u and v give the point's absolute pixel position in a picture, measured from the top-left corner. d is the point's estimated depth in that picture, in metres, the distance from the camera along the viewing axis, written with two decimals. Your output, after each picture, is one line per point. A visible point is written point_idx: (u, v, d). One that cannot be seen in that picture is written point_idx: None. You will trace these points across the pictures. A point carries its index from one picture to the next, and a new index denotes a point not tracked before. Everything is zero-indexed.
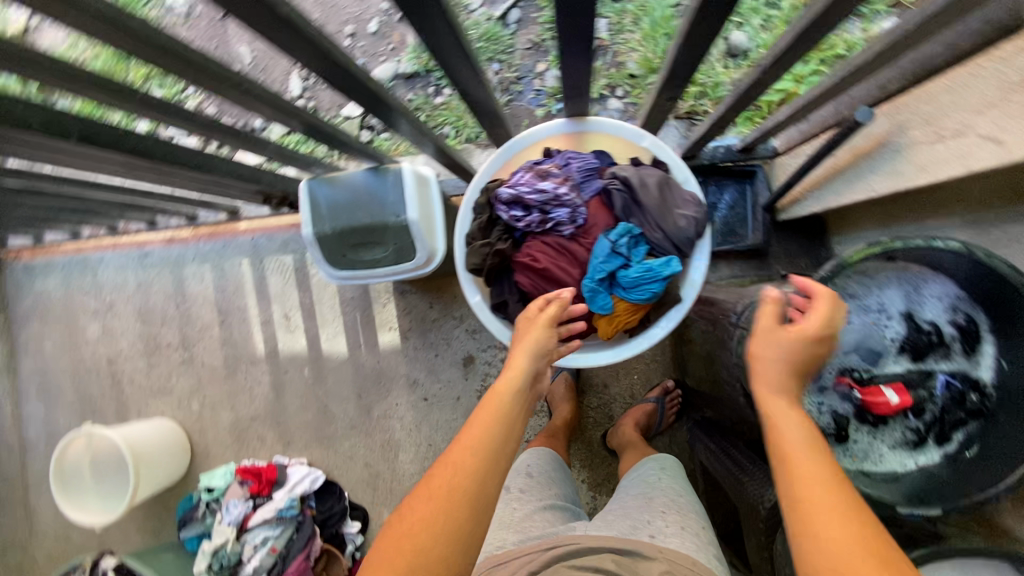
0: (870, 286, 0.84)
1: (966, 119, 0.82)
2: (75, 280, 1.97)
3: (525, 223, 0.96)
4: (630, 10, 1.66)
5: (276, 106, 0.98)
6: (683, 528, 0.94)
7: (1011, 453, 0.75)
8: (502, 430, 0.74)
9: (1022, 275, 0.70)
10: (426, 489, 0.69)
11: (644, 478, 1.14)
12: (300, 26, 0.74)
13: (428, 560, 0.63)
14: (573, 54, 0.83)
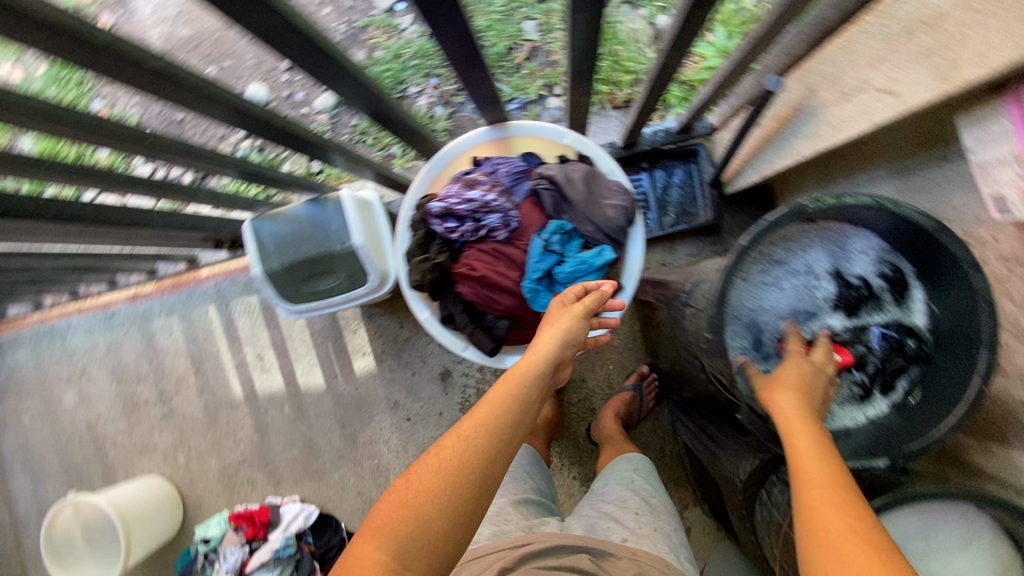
0: (798, 250, 0.85)
1: (863, 75, 0.83)
2: (45, 350, 1.95)
3: (459, 233, 0.96)
4: (555, 9, 1.68)
5: (199, 155, 1.04)
6: (654, 529, 1.00)
7: (950, 393, 0.75)
8: (516, 413, 0.73)
9: (933, 219, 0.71)
10: (431, 459, 0.67)
11: (621, 479, 1.18)
12: (183, 78, 0.78)
13: (425, 533, 0.62)
14: (470, 71, 0.87)
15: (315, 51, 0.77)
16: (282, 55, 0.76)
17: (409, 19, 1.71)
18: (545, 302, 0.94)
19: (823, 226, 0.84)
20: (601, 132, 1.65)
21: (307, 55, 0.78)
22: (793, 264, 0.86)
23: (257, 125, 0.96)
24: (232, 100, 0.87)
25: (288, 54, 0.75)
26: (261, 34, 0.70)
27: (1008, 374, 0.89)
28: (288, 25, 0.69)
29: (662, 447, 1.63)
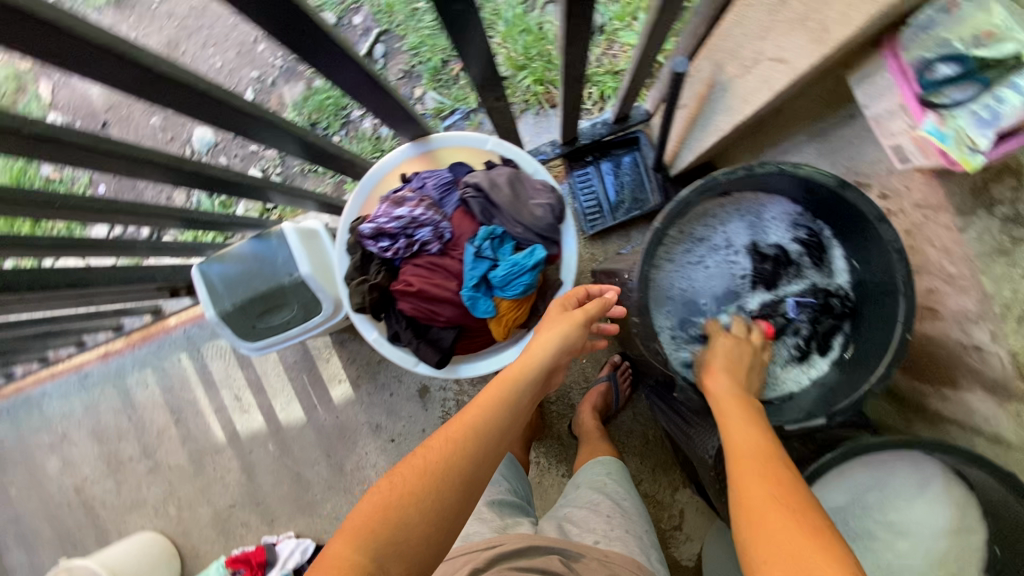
0: (718, 225, 0.89)
1: (757, 47, 0.83)
2: (23, 422, 1.91)
3: (393, 252, 0.97)
4: (485, 17, 1.69)
5: (123, 210, 1.05)
6: (626, 531, 1.03)
7: (876, 343, 0.78)
8: (506, 417, 0.74)
9: (838, 177, 0.74)
10: (417, 460, 0.68)
11: (592, 483, 1.21)
12: (66, 138, 0.78)
13: (405, 536, 0.62)
14: (360, 86, 0.87)
15: (192, 93, 0.78)
16: (161, 103, 0.78)
17: None
18: (485, 307, 0.95)
19: (738, 200, 0.88)
20: (544, 131, 1.67)
21: (187, 99, 0.79)
22: (715, 239, 0.90)
23: (170, 171, 0.98)
24: (133, 151, 0.89)
25: (163, 101, 0.77)
26: (128, 86, 0.71)
27: (944, 318, 0.90)
28: (149, 73, 0.70)
29: (645, 434, 1.63)
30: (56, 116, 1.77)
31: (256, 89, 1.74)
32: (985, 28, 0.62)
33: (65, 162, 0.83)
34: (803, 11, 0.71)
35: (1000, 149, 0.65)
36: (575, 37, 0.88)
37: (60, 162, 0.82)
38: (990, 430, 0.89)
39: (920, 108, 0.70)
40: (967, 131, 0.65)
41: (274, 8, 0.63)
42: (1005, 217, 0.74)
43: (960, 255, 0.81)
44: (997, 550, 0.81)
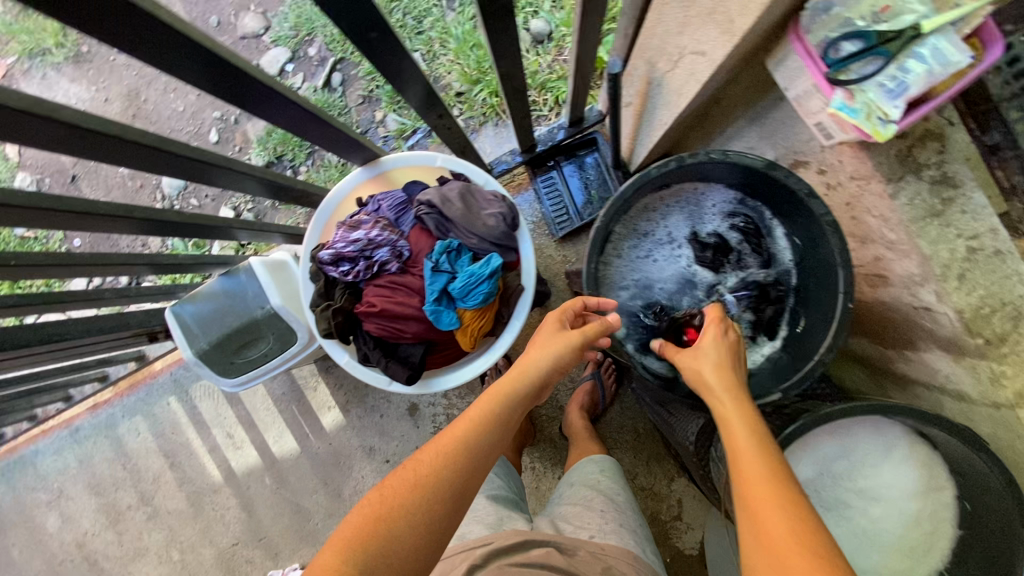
0: (663, 219, 0.98)
1: (680, 41, 0.85)
2: (18, 481, 1.88)
3: (354, 275, 0.99)
4: (436, 36, 1.73)
5: (81, 264, 1.04)
6: (620, 525, 1.01)
7: (823, 318, 0.82)
8: (499, 429, 0.71)
9: (769, 163, 0.77)
10: (407, 472, 0.65)
11: (585, 480, 1.17)
12: (18, 200, 0.78)
13: (394, 551, 0.59)
14: (297, 120, 0.89)
15: (127, 146, 0.77)
16: (98, 159, 0.77)
17: (300, 77, 1.75)
18: (449, 320, 0.96)
19: (678, 195, 0.97)
20: (505, 141, 1.69)
21: (124, 151, 0.78)
22: (661, 233, 0.99)
23: (121, 222, 0.97)
24: (81, 206, 0.87)
25: (97, 157, 0.76)
26: (59, 146, 0.71)
27: (893, 284, 0.92)
28: (77, 131, 0.69)
29: (635, 427, 1.63)
30: (25, 176, 1.79)
31: (220, 129, 1.77)
32: (880, 3, 0.66)
33: (18, 222, 0.83)
34: (709, 5, 0.73)
35: (909, 117, 0.70)
36: (504, 50, 0.90)
37: (12, 221, 0.82)
38: (952, 388, 0.91)
39: (829, 86, 0.72)
40: (880, 104, 0.69)
41: (177, 51, 0.65)
42: (933, 179, 0.80)
43: (895, 221, 0.86)
44: (967, 505, 0.82)
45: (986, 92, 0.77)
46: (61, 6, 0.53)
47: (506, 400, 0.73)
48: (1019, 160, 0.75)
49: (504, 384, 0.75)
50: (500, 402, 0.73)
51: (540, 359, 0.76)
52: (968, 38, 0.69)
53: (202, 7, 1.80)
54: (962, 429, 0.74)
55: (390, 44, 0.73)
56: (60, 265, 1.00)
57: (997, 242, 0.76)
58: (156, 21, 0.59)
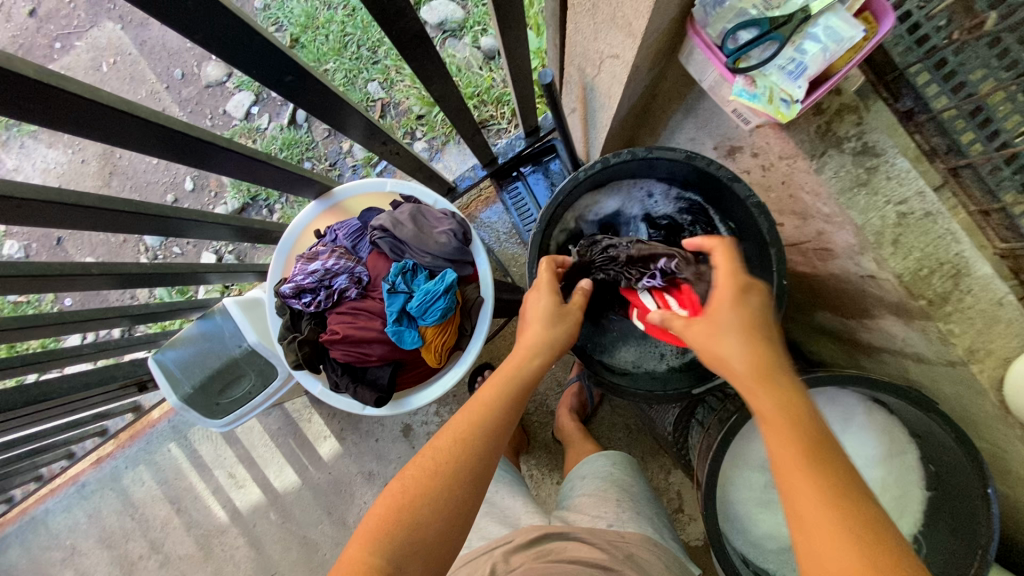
0: (613, 211, 1.03)
1: (598, 46, 0.88)
2: (32, 541, 1.86)
3: (316, 305, 1.01)
4: (391, 64, 1.77)
5: (51, 324, 1.05)
6: (637, 513, 0.94)
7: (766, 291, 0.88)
8: (510, 409, 0.69)
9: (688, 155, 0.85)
10: (425, 461, 0.64)
11: (598, 472, 1.06)
12: None
13: (423, 534, 0.60)
14: (236, 165, 0.90)
15: (68, 209, 0.78)
16: (39, 224, 0.78)
17: (266, 118, 1.80)
18: (411, 338, 0.98)
19: (625, 186, 1.02)
20: (468, 157, 1.71)
21: (66, 215, 0.79)
22: (616, 221, 1.04)
23: (80, 280, 0.96)
24: (36, 269, 0.88)
25: (37, 224, 0.76)
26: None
27: (838, 256, 0.93)
28: (12, 202, 0.70)
29: (627, 424, 1.59)
30: (13, 244, 1.84)
31: (194, 176, 1.81)
32: None
33: None
34: (610, 10, 0.76)
35: (814, 94, 0.73)
36: (430, 74, 0.94)
37: None
38: (911, 350, 0.92)
39: (730, 74, 0.75)
40: (783, 85, 0.71)
41: (97, 120, 0.66)
42: (854, 151, 0.83)
43: (826, 195, 0.86)
44: (933, 467, 0.84)
45: (892, 63, 0.82)
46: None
47: (518, 379, 0.71)
48: (933, 122, 0.80)
49: (511, 361, 0.72)
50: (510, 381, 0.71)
51: (545, 336, 0.75)
52: (861, 14, 0.73)
53: (165, 61, 1.86)
54: (909, 391, 0.75)
55: (310, 83, 0.76)
56: (29, 327, 1.01)
57: (925, 203, 0.79)
58: (66, 94, 0.60)
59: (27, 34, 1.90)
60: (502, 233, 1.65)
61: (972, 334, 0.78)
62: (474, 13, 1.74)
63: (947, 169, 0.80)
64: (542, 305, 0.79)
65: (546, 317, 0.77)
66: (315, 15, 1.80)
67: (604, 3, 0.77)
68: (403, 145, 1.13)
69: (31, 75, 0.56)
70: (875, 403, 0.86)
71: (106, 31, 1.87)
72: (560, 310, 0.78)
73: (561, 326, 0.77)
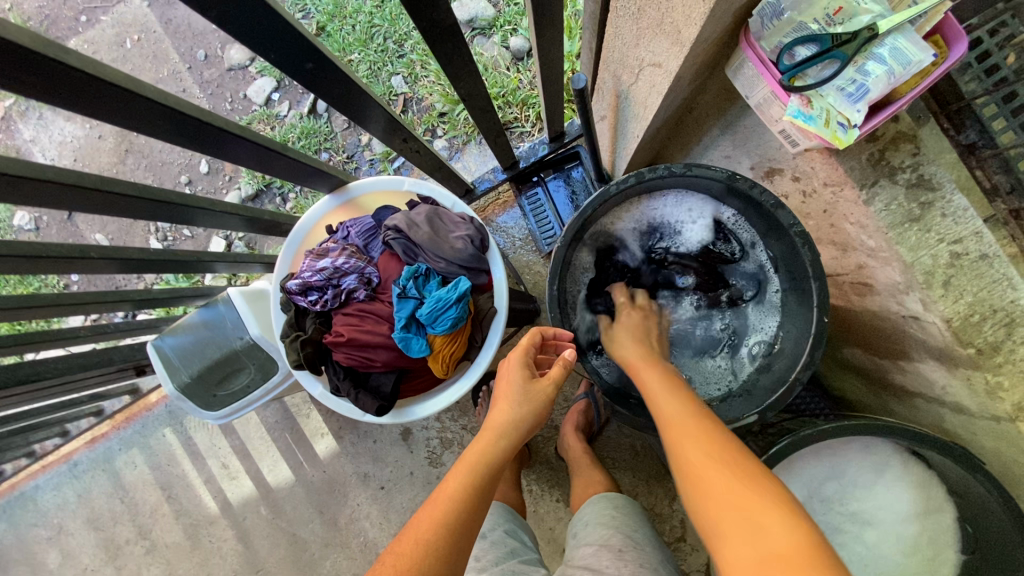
0: (653, 224, 0.98)
1: (638, 54, 0.83)
2: (20, 517, 1.84)
3: (322, 304, 0.97)
4: (417, 58, 1.72)
5: (46, 305, 1.00)
6: (640, 566, 0.85)
7: (803, 324, 0.85)
8: (476, 498, 0.66)
9: (726, 173, 0.81)
10: (386, 571, 0.56)
11: (599, 518, 0.99)
12: None
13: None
14: (246, 153, 0.84)
15: (67, 191, 0.72)
16: (32, 203, 0.72)
17: (286, 105, 1.76)
18: (418, 346, 0.94)
19: (677, 198, 0.97)
20: (489, 159, 1.67)
21: (63, 196, 0.73)
22: (654, 224, 0.99)
23: (78, 263, 0.91)
24: (30, 250, 0.83)
25: (34, 206, 0.71)
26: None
27: (878, 292, 0.87)
28: (3, 177, 0.64)
29: (633, 446, 1.51)
30: (23, 215, 1.78)
31: (209, 159, 1.77)
32: (833, 6, 0.65)
33: None
34: (658, 16, 0.71)
35: (872, 121, 0.68)
36: (459, 70, 0.90)
37: None
38: (950, 400, 0.86)
39: (785, 92, 0.70)
40: (841, 108, 0.66)
41: (98, 97, 0.60)
42: (908, 183, 0.77)
43: (873, 228, 0.81)
44: (969, 527, 0.78)
45: (958, 91, 0.76)
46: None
47: (482, 467, 0.69)
48: (998, 159, 0.74)
49: (478, 448, 0.71)
50: (477, 467, 0.69)
51: (517, 416, 0.74)
52: (931, 36, 0.67)
53: (189, 42, 1.82)
54: (953, 448, 0.70)
55: (332, 73, 0.72)
56: (23, 307, 0.97)
57: (981, 245, 0.73)
58: (64, 66, 0.54)
59: (52, 4, 1.88)
60: (518, 239, 1.61)
61: (1022, 389, 0.73)
62: (505, 12, 1.69)
63: (1007, 210, 0.73)
64: (514, 382, 0.78)
65: (516, 395, 0.76)
66: (342, 4, 1.75)
67: (651, 9, 0.72)
68: (424, 142, 1.09)
69: (25, 43, 0.50)
70: (911, 456, 0.81)
71: (132, 7, 1.85)
72: (528, 390, 0.77)
73: (531, 406, 0.76)
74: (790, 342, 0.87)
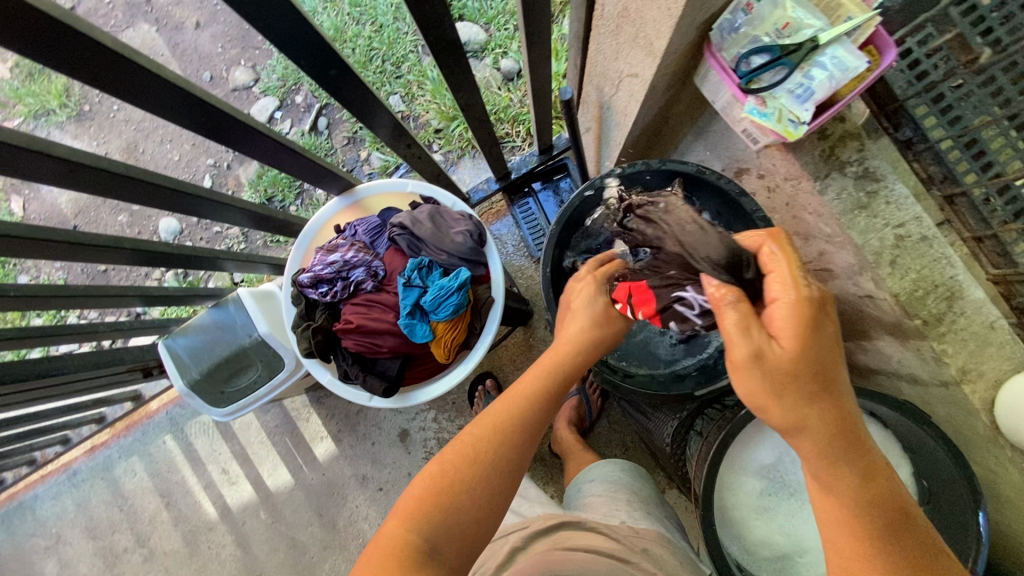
0: None
1: (618, 67, 0.95)
2: (18, 528, 1.84)
3: (332, 295, 1.05)
4: (414, 79, 1.83)
5: (73, 297, 1.06)
6: (647, 513, 0.91)
7: None
8: (546, 405, 0.68)
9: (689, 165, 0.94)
10: (464, 448, 0.64)
11: (607, 476, 1.03)
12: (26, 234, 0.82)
13: (460, 518, 0.60)
14: (266, 150, 0.94)
15: (116, 179, 0.80)
16: (83, 191, 0.79)
17: (288, 123, 1.85)
18: (422, 332, 1.02)
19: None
20: (482, 171, 1.77)
21: (111, 184, 0.81)
22: None
23: (111, 253, 0.98)
24: (72, 236, 0.89)
25: (86, 191, 0.79)
26: (50, 179, 0.74)
27: (838, 276, 0.96)
28: (68, 165, 0.73)
29: (623, 441, 1.56)
30: None
31: (213, 174, 1.84)
32: (781, 22, 0.77)
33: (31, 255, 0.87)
34: (633, 31, 0.82)
35: (819, 119, 0.79)
36: (459, 82, 1.00)
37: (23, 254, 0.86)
38: (906, 372, 0.95)
39: (743, 94, 0.81)
40: (792, 108, 0.78)
41: (155, 92, 0.71)
42: (856, 174, 0.91)
43: (828, 216, 0.91)
44: (924, 482, 0.88)
45: (893, 94, 0.88)
46: (33, 43, 0.57)
47: (557, 378, 0.69)
48: (931, 152, 0.85)
49: (553, 358, 0.71)
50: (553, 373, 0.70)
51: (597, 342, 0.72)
52: (865, 46, 0.79)
53: (196, 64, 1.92)
54: (903, 403, 0.80)
55: (348, 79, 0.82)
56: (49, 297, 1.02)
57: (921, 228, 0.84)
58: (135, 65, 0.65)
59: None
60: (510, 246, 1.69)
61: (965, 353, 0.81)
62: (496, 37, 1.82)
63: (942, 197, 0.85)
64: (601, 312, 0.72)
65: (596, 325, 0.72)
66: (343, 29, 1.87)
67: (627, 25, 0.83)
68: (426, 150, 1.19)
69: (105, 43, 0.61)
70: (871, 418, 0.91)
71: (141, 32, 1.95)
72: (610, 316, 0.73)
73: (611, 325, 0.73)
74: None
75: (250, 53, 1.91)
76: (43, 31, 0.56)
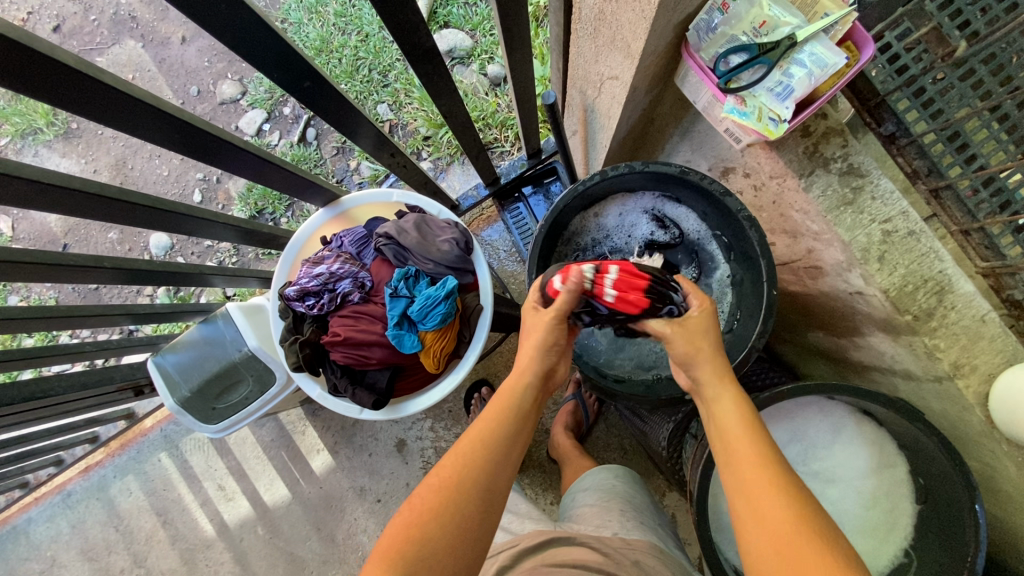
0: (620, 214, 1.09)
1: (599, 70, 0.94)
2: (13, 552, 1.81)
3: (319, 308, 1.04)
4: (401, 87, 1.83)
5: (57, 318, 1.04)
6: (640, 523, 0.89)
7: (754, 298, 0.95)
8: (512, 427, 0.68)
9: (675, 165, 0.92)
10: (434, 478, 0.63)
11: (599, 485, 1.02)
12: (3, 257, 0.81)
13: (435, 550, 0.58)
14: (246, 164, 0.92)
15: (92, 199, 0.79)
16: (58, 211, 0.78)
17: (276, 135, 1.84)
18: (411, 342, 1.01)
19: (611, 202, 1.08)
20: (472, 178, 1.77)
21: (88, 204, 0.80)
22: (620, 218, 1.09)
23: (92, 272, 0.96)
24: (50, 257, 0.88)
25: (59, 211, 0.77)
26: (23, 200, 0.72)
27: (828, 273, 0.96)
28: (37, 186, 0.71)
29: (621, 444, 1.56)
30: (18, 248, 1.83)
31: (202, 188, 1.83)
32: (758, 20, 0.77)
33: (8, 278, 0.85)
34: (611, 34, 0.82)
35: (801, 116, 0.79)
36: (440, 89, 1.00)
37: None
38: (900, 368, 0.94)
39: (722, 93, 0.81)
40: (772, 105, 0.77)
41: (125, 111, 0.69)
42: (841, 171, 0.87)
43: (814, 213, 0.90)
44: (920, 480, 0.88)
45: (874, 89, 0.86)
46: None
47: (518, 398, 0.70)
48: (914, 146, 0.85)
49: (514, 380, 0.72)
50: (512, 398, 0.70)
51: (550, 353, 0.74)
52: (844, 43, 0.79)
53: (183, 79, 1.92)
54: (894, 400, 0.80)
55: (326, 91, 0.81)
56: (33, 319, 1.00)
57: (908, 222, 0.83)
58: (100, 84, 0.64)
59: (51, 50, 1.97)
60: (503, 251, 1.68)
61: (957, 349, 0.81)
62: (482, 43, 1.81)
63: (928, 190, 0.84)
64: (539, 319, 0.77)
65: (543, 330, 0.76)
66: (328, 39, 1.86)
67: (605, 28, 0.83)
68: (411, 158, 1.18)
69: (68, 63, 0.59)
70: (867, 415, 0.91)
71: (126, 48, 1.94)
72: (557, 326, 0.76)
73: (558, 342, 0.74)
74: (745, 319, 0.96)
75: (237, 67, 1.91)
76: (4, 55, 0.55)
